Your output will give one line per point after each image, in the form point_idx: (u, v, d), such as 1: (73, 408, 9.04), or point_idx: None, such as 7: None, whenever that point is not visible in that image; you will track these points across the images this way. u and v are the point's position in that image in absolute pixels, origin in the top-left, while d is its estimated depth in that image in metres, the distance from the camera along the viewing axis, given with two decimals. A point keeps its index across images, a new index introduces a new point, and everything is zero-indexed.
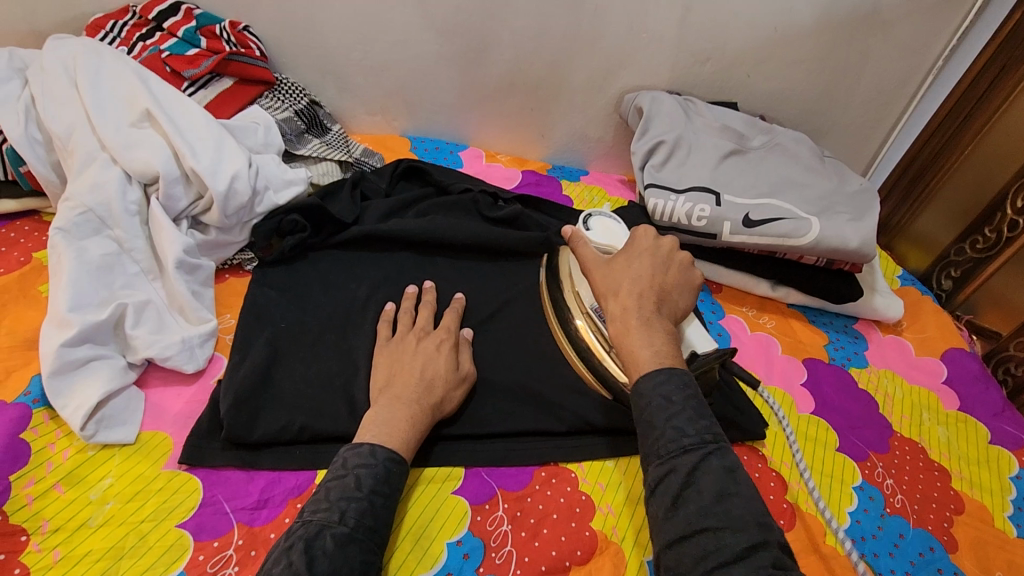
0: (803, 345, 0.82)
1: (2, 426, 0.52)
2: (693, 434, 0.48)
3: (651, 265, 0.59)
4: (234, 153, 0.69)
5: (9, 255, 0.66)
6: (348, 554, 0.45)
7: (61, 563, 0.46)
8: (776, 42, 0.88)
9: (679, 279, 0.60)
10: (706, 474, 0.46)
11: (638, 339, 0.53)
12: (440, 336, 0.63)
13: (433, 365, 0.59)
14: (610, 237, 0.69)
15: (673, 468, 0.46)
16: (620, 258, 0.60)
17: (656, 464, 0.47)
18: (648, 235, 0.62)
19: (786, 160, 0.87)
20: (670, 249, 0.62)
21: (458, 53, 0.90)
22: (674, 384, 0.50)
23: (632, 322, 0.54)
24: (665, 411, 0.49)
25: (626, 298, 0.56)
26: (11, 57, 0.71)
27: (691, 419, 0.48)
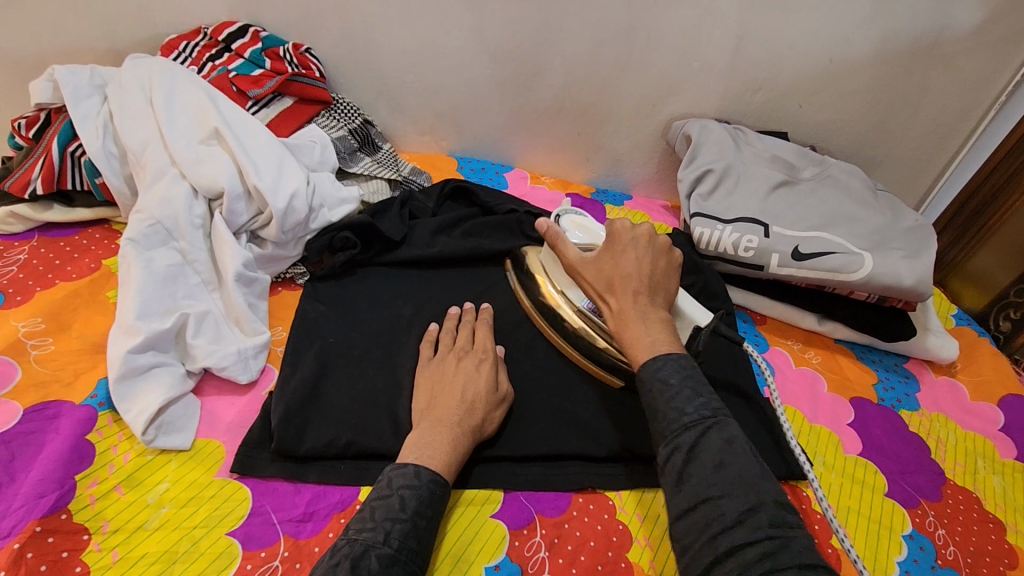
0: (850, 382, 0.80)
1: (71, 426, 0.54)
2: (692, 411, 0.49)
3: (636, 258, 0.60)
4: (294, 172, 0.72)
5: (81, 261, 0.70)
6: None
7: (119, 564, 0.48)
8: (831, 74, 0.87)
9: (666, 267, 0.61)
10: (706, 449, 0.47)
11: (637, 331, 0.55)
12: (479, 355, 0.63)
13: (475, 387, 0.60)
14: (588, 234, 0.71)
15: (676, 447, 0.48)
16: (604, 256, 0.62)
17: (663, 445, 0.49)
18: (627, 228, 0.62)
19: (837, 192, 0.85)
20: (652, 239, 0.62)
21: (509, 77, 0.92)
22: (671, 368, 0.51)
23: (632, 314, 0.57)
24: (665, 394, 0.50)
25: (620, 295, 0.58)
26: (92, 74, 0.75)
27: (689, 398, 0.50)
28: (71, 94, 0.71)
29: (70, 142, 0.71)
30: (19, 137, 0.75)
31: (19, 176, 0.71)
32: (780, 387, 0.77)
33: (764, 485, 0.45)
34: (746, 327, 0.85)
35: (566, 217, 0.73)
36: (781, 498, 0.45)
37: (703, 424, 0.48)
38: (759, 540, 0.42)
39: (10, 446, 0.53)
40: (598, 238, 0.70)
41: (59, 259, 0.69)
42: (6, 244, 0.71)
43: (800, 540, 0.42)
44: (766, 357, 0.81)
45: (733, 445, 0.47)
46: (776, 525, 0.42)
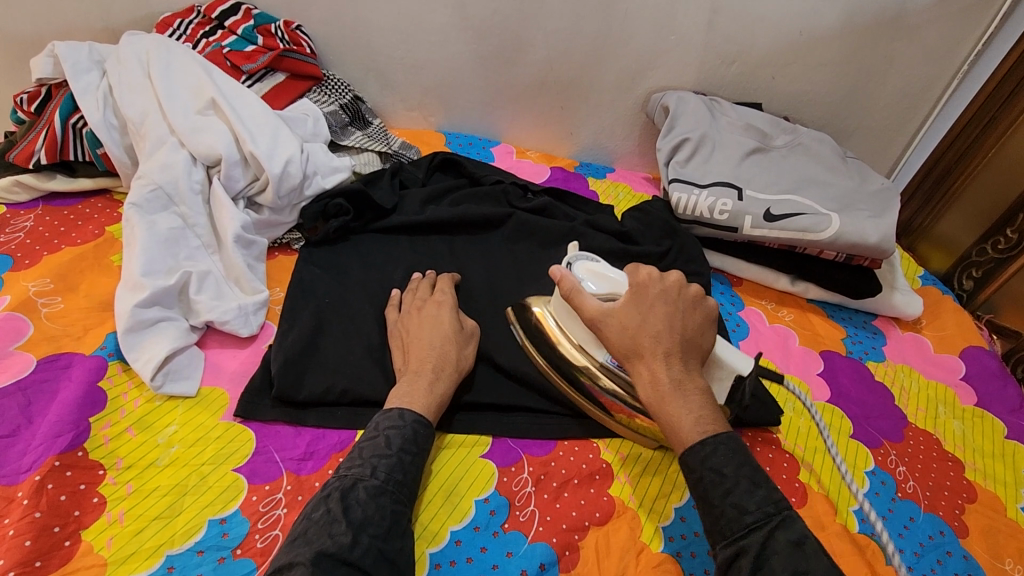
0: (820, 337, 0.85)
1: (83, 374, 0.58)
2: (754, 509, 0.47)
3: (667, 317, 0.57)
4: (288, 140, 0.75)
5: (85, 228, 0.73)
6: (380, 504, 0.49)
7: (133, 495, 0.52)
8: (802, 45, 0.91)
9: (698, 322, 0.59)
10: (775, 555, 0.45)
11: (677, 407, 0.53)
12: (439, 301, 0.68)
13: (441, 331, 0.64)
14: (606, 281, 0.63)
15: (741, 550, 0.46)
16: (629, 308, 0.58)
17: (724, 546, 0.47)
18: (655, 276, 0.60)
19: (808, 159, 0.89)
20: (681, 289, 0.60)
21: (494, 53, 0.95)
22: (723, 454, 0.50)
23: (666, 387, 0.54)
24: (720, 487, 0.49)
25: (654, 361, 0.55)
26: (90, 50, 0.78)
27: (749, 492, 0.48)
28: (71, 68, 0.74)
29: (72, 113, 0.74)
30: (22, 111, 0.78)
31: (24, 148, 0.74)
32: (754, 341, 0.82)
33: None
34: (724, 288, 0.89)
35: (579, 261, 0.66)
36: None
37: (766, 524, 0.46)
38: None
39: (26, 393, 0.56)
40: (620, 284, 0.63)
41: (64, 226, 0.73)
42: (13, 213, 0.74)
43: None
44: (741, 315, 0.85)
45: (803, 547, 0.45)
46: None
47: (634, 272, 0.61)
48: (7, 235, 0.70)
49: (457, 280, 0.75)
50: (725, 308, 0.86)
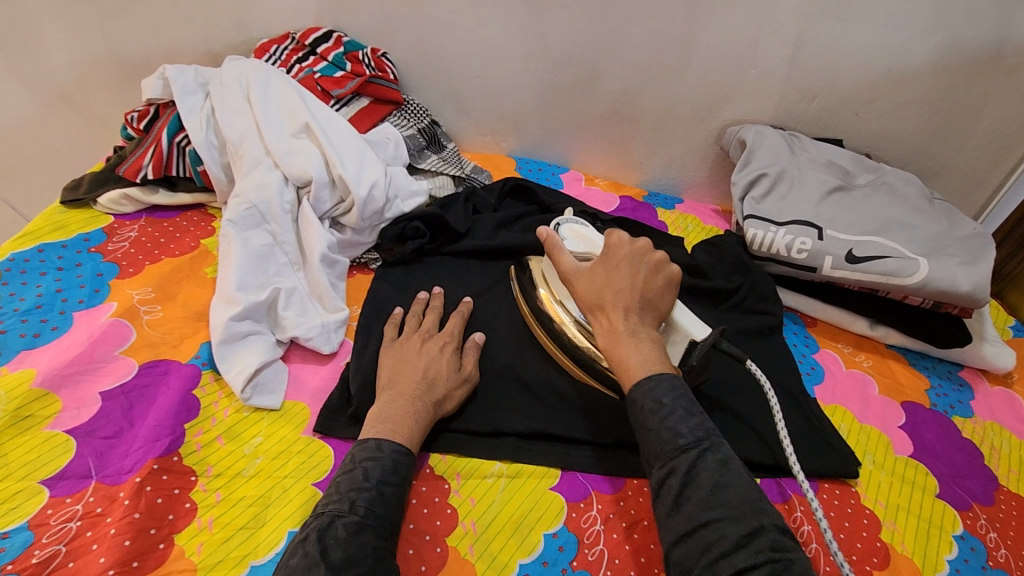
0: (902, 387, 0.81)
1: (180, 381, 0.61)
2: (687, 432, 0.50)
3: (629, 277, 0.61)
4: (374, 164, 0.78)
5: (182, 240, 0.77)
6: (362, 540, 0.47)
7: (221, 503, 0.54)
8: (889, 82, 0.89)
9: (659, 282, 0.62)
10: (703, 471, 0.48)
11: (628, 351, 0.56)
12: (443, 338, 0.67)
13: (437, 366, 0.63)
14: (587, 242, 0.71)
15: (671, 470, 0.49)
16: (599, 269, 0.62)
17: (658, 467, 0.50)
18: (624, 241, 0.64)
19: (892, 199, 0.86)
20: (644, 251, 0.62)
21: (570, 82, 0.96)
22: (664, 388, 0.53)
23: (623, 334, 0.58)
24: (658, 413, 0.52)
25: (614, 312, 0.59)
26: (196, 73, 0.83)
27: (683, 418, 0.51)
28: (179, 91, 0.80)
29: (177, 133, 0.80)
30: (132, 128, 0.85)
31: (132, 163, 0.80)
32: (829, 387, 0.79)
33: (760, 509, 0.46)
34: (797, 329, 0.87)
35: (567, 225, 0.75)
36: (782, 526, 0.46)
37: (698, 446, 0.49)
38: (760, 563, 0.43)
39: (128, 396, 0.60)
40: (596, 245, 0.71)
41: (163, 238, 0.77)
42: (119, 223, 0.79)
43: (798, 561, 0.43)
44: (816, 357, 0.83)
45: (728, 466, 0.48)
46: (779, 549, 0.43)
47: (605, 235, 0.65)
48: (114, 244, 0.75)
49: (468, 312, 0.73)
50: (798, 350, 0.83)
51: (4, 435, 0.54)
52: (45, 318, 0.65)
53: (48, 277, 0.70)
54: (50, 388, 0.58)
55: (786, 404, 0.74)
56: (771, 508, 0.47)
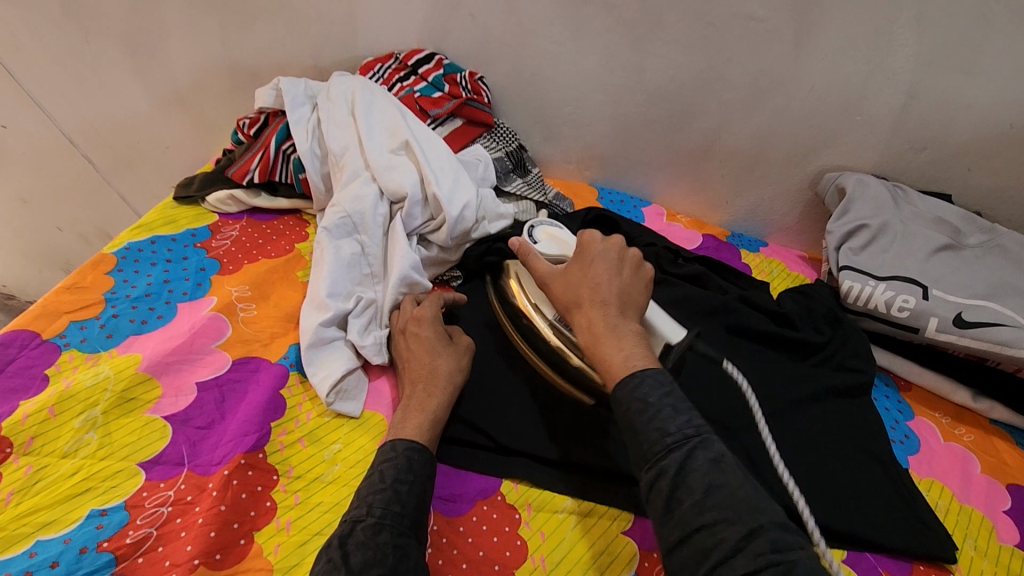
0: (1008, 468, 0.74)
1: (269, 380, 0.63)
2: (674, 431, 0.48)
3: (606, 273, 0.60)
4: (466, 185, 0.79)
5: (278, 242, 0.81)
6: (380, 541, 0.47)
7: (299, 506, 0.55)
8: (1010, 138, 0.83)
9: (634, 281, 0.61)
10: (693, 472, 0.46)
11: (610, 348, 0.55)
12: (419, 316, 0.68)
13: (428, 346, 0.65)
14: (559, 245, 0.73)
15: (661, 471, 0.46)
16: (573, 268, 0.63)
17: (647, 470, 0.48)
18: (596, 239, 0.64)
19: (1008, 264, 0.79)
20: (620, 250, 0.63)
21: (663, 117, 0.96)
22: (650, 386, 0.50)
23: (602, 330, 0.56)
24: (645, 414, 0.49)
25: (590, 308, 0.58)
26: (306, 86, 0.88)
27: (671, 416, 0.49)
28: (290, 101, 0.84)
29: (285, 141, 0.84)
30: (242, 133, 0.90)
31: (240, 166, 0.84)
32: (925, 459, 0.73)
33: (759, 508, 0.44)
34: (890, 392, 0.81)
35: (539, 227, 0.76)
36: (778, 520, 0.43)
37: (685, 445, 0.47)
38: (757, 567, 0.40)
39: (221, 390, 0.62)
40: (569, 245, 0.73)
41: (262, 239, 0.81)
42: (223, 221, 0.84)
43: (803, 560, 0.40)
44: (910, 425, 0.77)
45: (722, 464, 0.46)
46: (780, 550, 0.41)
47: (576, 235, 0.66)
48: (217, 241, 0.79)
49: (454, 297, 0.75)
50: (891, 415, 0.78)
51: (111, 414, 0.58)
52: (152, 306, 0.69)
53: (158, 267, 0.74)
54: (153, 373, 0.61)
55: (877, 472, 0.69)
56: (766, 505, 0.44)
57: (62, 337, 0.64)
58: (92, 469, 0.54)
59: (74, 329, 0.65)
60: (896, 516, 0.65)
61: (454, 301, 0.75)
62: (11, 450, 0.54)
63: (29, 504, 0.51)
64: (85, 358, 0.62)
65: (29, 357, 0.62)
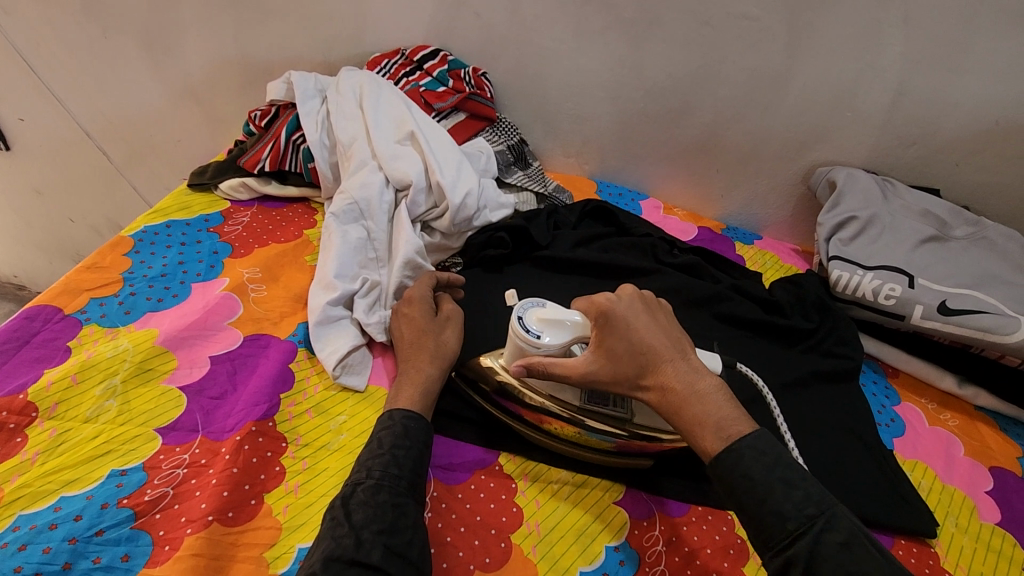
0: (991, 452, 0.76)
1: (279, 354, 0.66)
2: (794, 513, 0.44)
3: (648, 332, 0.55)
4: (469, 174, 0.82)
5: (287, 228, 0.84)
6: (379, 500, 0.50)
7: (307, 471, 0.58)
8: (997, 135, 0.86)
9: (671, 330, 0.57)
10: (825, 560, 0.42)
11: (702, 410, 0.51)
12: (409, 297, 0.70)
13: (414, 325, 0.67)
14: (563, 329, 0.59)
15: (789, 560, 0.43)
16: (607, 342, 0.55)
17: (771, 555, 0.44)
18: (612, 298, 0.57)
19: (993, 255, 0.82)
20: (636, 297, 0.58)
21: (661, 112, 0.99)
22: (751, 460, 0.46)
23: (685, 394, 0.52)
24: (755, 493, 0.45)
25: (663, 375, 0.53)
26: (316, 80, 0.91)
27: (785, 495, 0.44)
28: (301, 94, 0.88)
29: (294, 131, 0.87)
30: (253, 125, 0.93)
31: (252, 155, 0.88)
32: (910, 441, 0.76)
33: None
34: (878, 378, 0.84)
35: (528, 314, 0.61)
36: None
37: (811, 529, 0.43)
38: None
39: (233, 363, 0.65)
40: (580, 327, 0.58)
41: (272, 225, 0.84)
42: (235, 208, 0.87)
43: None
44: (897, 410, 0.80)
45: (852, 546, 0.42)
46: None
47: (589, 303, 0.58)
48: (229, 226, 0.83)
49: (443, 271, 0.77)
50: (877, 400, 0.81)
51: (129, 384, 0.61)
52: (168, 286, 0.72)
53: (173, 250, 0.77)
54: (170, 347, 0.64)
55: (862, 452, 0.71)
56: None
57: (83, 313, 0.67)
58: (112, 433, 0.57)
59: (95, 306, 0.68)
60: (880, 493, 0.67)
61: (449, 283, 0.75)
62: (36, 414, 0.57)
63: (53, 464, 0.54)
64: (104, 332, 0.65)
65: (52, 330, 0.65)
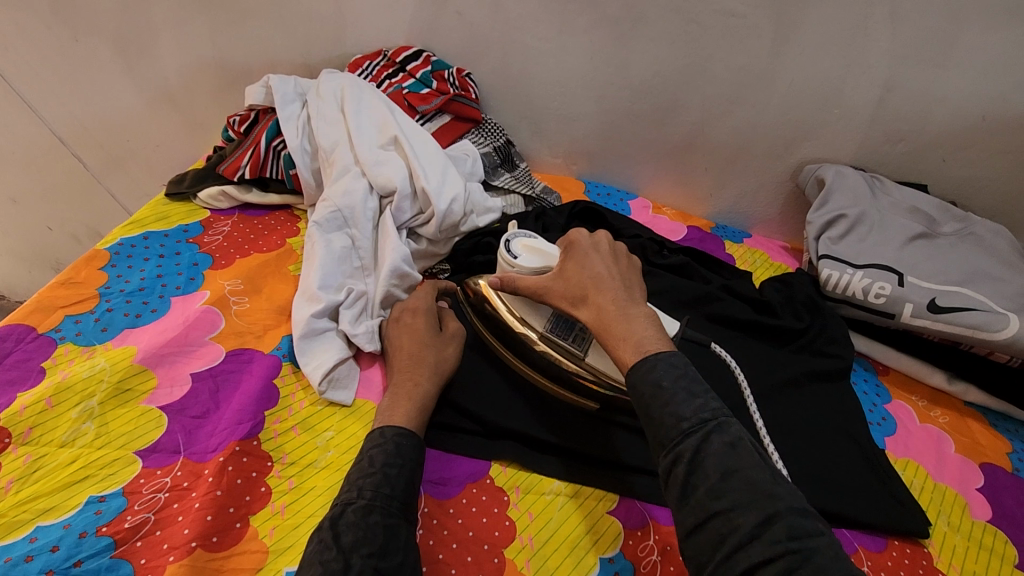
0: (982, 448, 0.76)
1: (263, 370, 0.65)
2: (689, 415, 0.47)
3: (603, 264, 0.62)
4: (454, 179, 0.81)
5: (270, 237, 0.82)
6: (370, 521, 0.48)
7: (293, 491, 0.56)
8: (983, 130, 0.85)
9: (630, 270, 0.63)
10: (709, 455, 0.44)
11: (622, 329, 0.55)
12: (414, 308, 0.70)
13: (417, 336, 0.67)
14: (538, 256, 0.68)
15: (678, 456, 0.45)
16: (569, 267, 0.63)
17: (664, 455, 0.47)
18: (585, 235, 0.66)
19: (981, 251, 0.82)
20: (611, 244, 0.65)
21: (648, 111, 0.97)
22: (663, 369, 0.50)
23: (613, 313, 0.57)
24: (659, 399, 0.49)
25: (599, 295, 0.59)
26: (296, 84, 0.89)
27: (685, 400, 0.48)
28: (280, 99, 0.85)
29: (275, 138, 0.85)
30: (232, 130, 0.91)
31: (231, 162, 0.86)
32: (901, 440, 0.76)
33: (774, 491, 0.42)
34: (868, 376, 0.84)
35: (514, 240, 0.71)
36: (797, 505, 0.42)
37: (701, 429, 0.46)
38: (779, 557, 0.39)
39: (215, 380, 0.63)
40: (551, 257, 0.68)
41: (253, 234, 0.82)
42: (215, 217, 0.85)
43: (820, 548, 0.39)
44: (888, 408, 0.80)
45: (738, 447, 0.44)
46: (797, 537, 0.39)
47: (566, 239, 0.67)
48: (209, 236, 0.81)
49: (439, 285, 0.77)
50: (868, 398, 0.81)
51: (107, 405, 0.59)
52: (146, 300, 0.70)
53: (151, 262, 0.75)
54: (149, 365, 0.63)
55: (855, 453, 0.71)
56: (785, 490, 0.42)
57: (57, 331, 0.65)
58: (90, 458, 0.55)
59: (70, 323, 0.66)
60: (873, 493, 0.67)
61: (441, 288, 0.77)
62: (9, 440, 0.55)
63: (28, 492, 0.52)
64: (80, 352, 0.63)
65: (25, 351, 0.63)
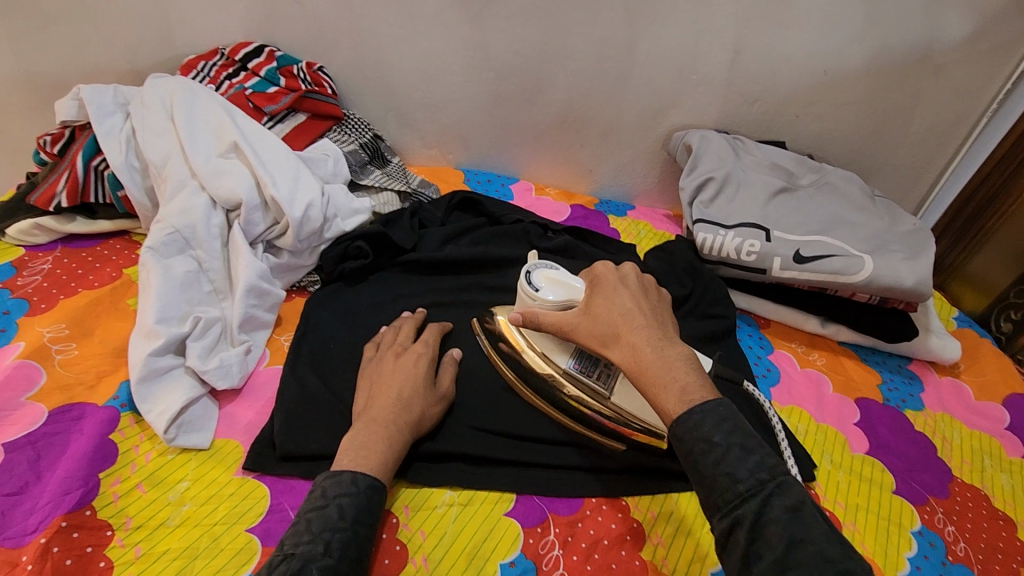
0: (855, 384, 0.81)
1: (94, 427, 0.56)
2: (746, 476, 0.42)
3: (633, 299, 0.53)
4: (310, 183, 0.74)
5: (102, 270, 0.72)
6: None
7: (141, 559, 0.49)
8: (827, 84, 0.90)
9: (658, 305, 0.55)
10: (770, 526, 0.40)
11: (659, 373, 0.47)
12: (418, 351, 0.64)
13: (413, 382, 0.60)
14: (564, 289, 0.60)
15: (737, 521, 0.41)
16: (596, 301, 0.54)
17: (718, 519, 0.42)
18: (612, 269, 0.57)
19: (836, 199, 0.87)
20: (640, 277, 0.56)
21: (515, 92, 0.95)
22: (712, 422, 0.44)
23: (652, 357, 0.48)
24: (711, 455, 0.43)
25: (633, 333, 0.50)
26: (115, 93, 0.78)
27: (741, 458, 0.43)
28: (95, 111, 0.74)
29: (94, 156, 0.74)
30: (44, 152, 0.79)
31: (44, 190, 0.74)
32: (786, 388, 0.78)
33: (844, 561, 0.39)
34: (750, 330, 0.86)
35: (536, 270, 0.62)
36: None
37: (760, 492, 0.41)
38: None
39: (36, 447, 0.54)
40: (578, 291, 0.59)
41: (81, 269, 0.72)
42: (31, 254, 0.73)
43: None
44: (771, 358, 0.82)
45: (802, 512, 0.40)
46: None
47: (591, 272, 0.58)
48: (24, 278, 0.70)
49: (448, 330, 0.71)
50: (752, 351, 0.83)
51: None
52: None
53: None
54: None
55: None
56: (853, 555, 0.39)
57: None
58: None
59: None
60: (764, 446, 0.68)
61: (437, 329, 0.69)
62: None
63: None
64: None
65: None
